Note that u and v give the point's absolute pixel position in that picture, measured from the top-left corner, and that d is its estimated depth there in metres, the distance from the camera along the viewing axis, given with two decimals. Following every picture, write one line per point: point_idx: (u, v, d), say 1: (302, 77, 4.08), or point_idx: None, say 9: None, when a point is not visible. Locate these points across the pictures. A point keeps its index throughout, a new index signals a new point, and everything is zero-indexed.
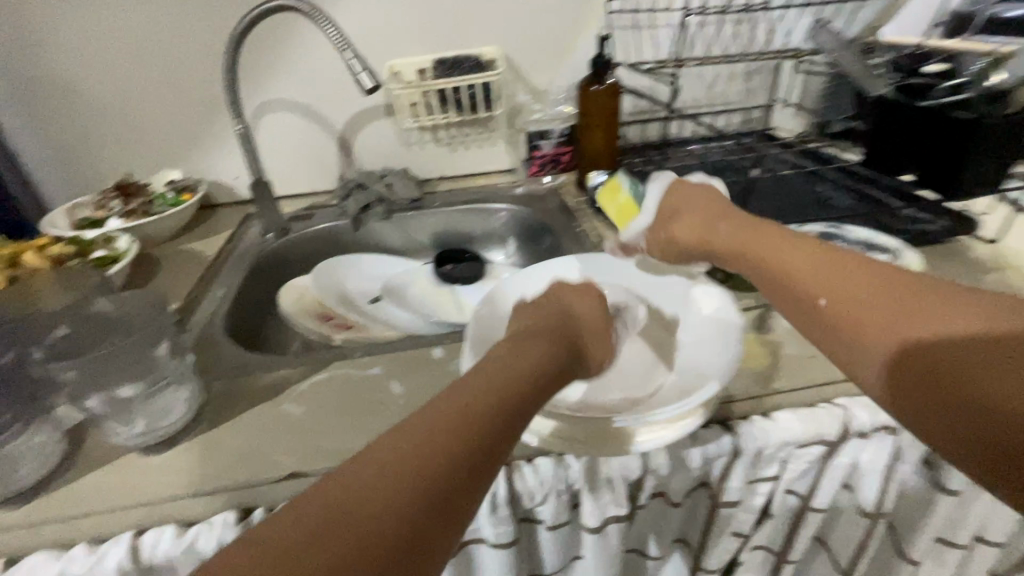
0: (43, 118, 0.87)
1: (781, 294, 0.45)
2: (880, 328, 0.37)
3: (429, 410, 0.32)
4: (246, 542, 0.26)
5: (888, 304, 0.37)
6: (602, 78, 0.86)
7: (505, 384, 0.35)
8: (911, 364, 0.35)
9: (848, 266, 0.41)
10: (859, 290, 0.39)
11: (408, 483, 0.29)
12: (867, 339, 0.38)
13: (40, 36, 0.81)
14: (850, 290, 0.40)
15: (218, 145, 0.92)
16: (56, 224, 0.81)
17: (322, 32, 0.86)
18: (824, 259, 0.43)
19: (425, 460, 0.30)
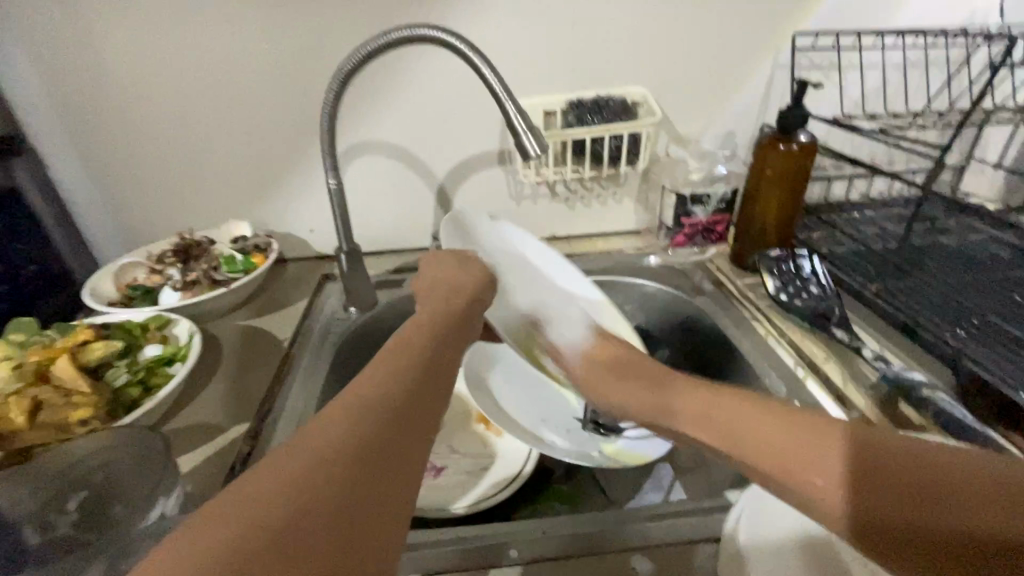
0: (97, 160, 0.72)
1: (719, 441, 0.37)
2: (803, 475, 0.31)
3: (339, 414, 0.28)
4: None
5: (783, 435, 0.32)
6: (793, 136, 0.67)
7: (409, 373, 0.32)
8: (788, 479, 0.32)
9: (712, 418, 0.37)
10: (728, 433, 0.35)
11: (337, 458, 0.26)
12: (786, 480, 0.31)
13: (104, 65, 0.67)
14: (750, 447, 0.33)
15: (295, 192, 0.77)
16: (100, 293, 0.67)
17: (436, 64, 0.69)
18: (706, 413, 0.38)
19: (355, 439, 0.27)
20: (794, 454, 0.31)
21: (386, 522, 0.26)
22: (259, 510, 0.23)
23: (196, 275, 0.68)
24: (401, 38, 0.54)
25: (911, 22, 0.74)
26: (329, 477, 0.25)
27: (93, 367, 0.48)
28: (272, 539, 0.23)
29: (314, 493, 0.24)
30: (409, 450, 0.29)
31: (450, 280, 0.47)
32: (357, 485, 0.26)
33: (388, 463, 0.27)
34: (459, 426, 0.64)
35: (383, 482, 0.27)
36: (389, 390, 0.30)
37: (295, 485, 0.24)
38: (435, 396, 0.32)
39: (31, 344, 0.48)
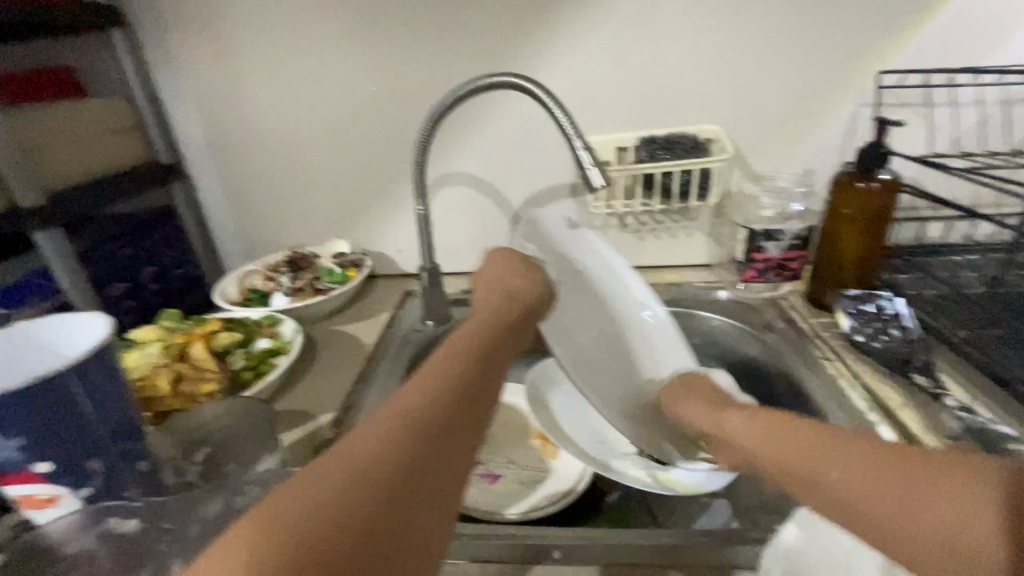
0: (234, 183, 0.87)
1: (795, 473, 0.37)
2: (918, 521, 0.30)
3: (415, 394, 0.32)
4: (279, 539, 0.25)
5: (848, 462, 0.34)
6: (873, 174, 0.66)
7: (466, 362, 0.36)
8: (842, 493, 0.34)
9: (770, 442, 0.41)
10: (805, 480, 0.36)
11: (410, 438, 0.29)
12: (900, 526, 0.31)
13: (246, 107, 0.81)
14: (835, 491, 0.34)
15: (388, 216, 0.87)
16: (226, 294, 0.79)
17: (518, 104, 0.77)
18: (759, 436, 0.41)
19: (404, 434, 0.30)
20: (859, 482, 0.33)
21: (429, 516, 0.29)
22: (319, 499, 0.26)
23: (302, 284, 0.79)
24: (487, 83, 0.61)
25: (1015, 59, 0.70)
26: (381, 475, 0.28)
27: (219, 351, 0.58)
28: (330, 529, 0.25)
29: (363, 490, 0.27)
30: (472, 421, 0.33)
31: (513, 276, 0.52)
32: (404, 483, 0.28)
33: (452, 437, 0.31)
34: (518, 438, 0.68)
35: (429, 479, 0.29)
36: (436, 394, 0.33)
37: (349, 479, 0.27)
38: (485, 397, 0.35)
39: (176, 329, 0.59)
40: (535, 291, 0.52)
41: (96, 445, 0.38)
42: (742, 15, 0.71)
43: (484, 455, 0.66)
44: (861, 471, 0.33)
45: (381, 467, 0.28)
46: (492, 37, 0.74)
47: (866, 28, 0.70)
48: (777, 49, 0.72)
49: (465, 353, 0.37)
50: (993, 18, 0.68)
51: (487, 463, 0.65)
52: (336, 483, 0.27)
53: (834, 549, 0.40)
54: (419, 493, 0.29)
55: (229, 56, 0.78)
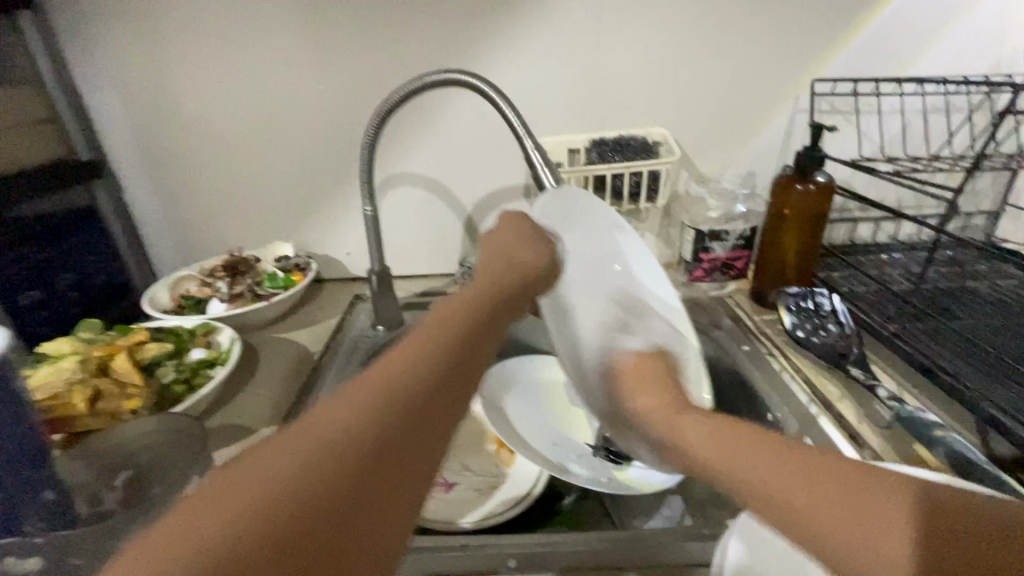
0: (164, 182, 0.81)
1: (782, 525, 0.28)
2: (861, 536, 0.26)
3: (391, 366, 0.29)
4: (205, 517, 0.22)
5: (816, 486, 0.28)
6: (810, 177, 0.69)
7: (456, 331, 0.33)
8: (804, 530, 0.28)
9: (712, 448, 0.34)
10: (802, 506, 0.28)
11: (382, 412, 0.27)
12: (853, 552, 0.26)
13: (177, 99, 0.76)
14: (810, 513, 0.28)
15: (335, 217, 0.83)
16: (157, 301, 0.74)
17: (468, 102, 0.75)
18: (722, 433, 0.35)
19: (374, 408, 0.27)
20: (839, 514, 0.27)
21: (411, 487, 0.26)
22: (282, 468, 0.24)
23: (242, 289, 0.75)
24: (436, 81, 0.60)
25: (932, 71, 0.75)
26: (349, 445, 0.25)
27: (146, 364, 0.54)
28: (290, 506, 0.23)
29: (324, 466, 0.24)
30: (459, 391, 0.30)
31: (517, 242, 0.48)
32: (371, 469, 0.25)
33: (437, 409, 0.29)
34: (474, 443, 0.67)
35: (401, 456, 0.26)
36: (417, 364, 0.29)
37: (316, 451, 0.25)
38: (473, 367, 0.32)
39: (96, 341, 0.54)
40: (539, 264, 0.47)
41: None
42: (688, 22, 0.72)
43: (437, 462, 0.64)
44: (775, 475, 0.30)
45: (344, 441, 0.25)
46: (442, 36, 0.73)
47: (802, 38, 0.73)
48: (720, 55, 0.75)
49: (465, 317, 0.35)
50: (913, 32, 0.73)
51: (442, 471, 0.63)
52: (294, 459, 0.24)
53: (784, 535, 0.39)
54: (394, 463, 0.26)
55: (157, 47, 0.73)
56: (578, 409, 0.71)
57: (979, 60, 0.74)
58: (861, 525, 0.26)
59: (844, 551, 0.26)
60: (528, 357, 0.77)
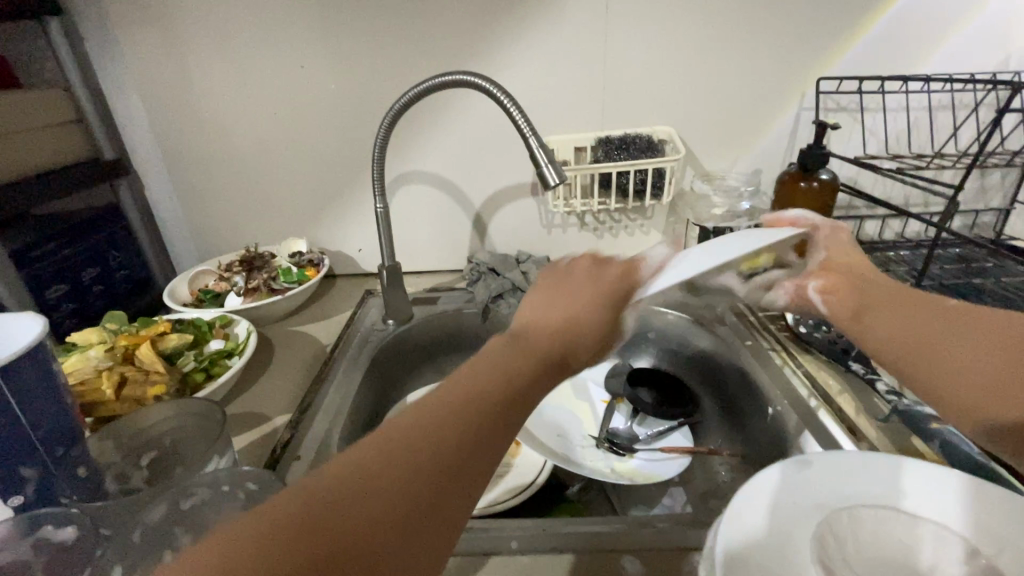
0: (183, 180, 0.84)
1: (911, 363, 0.40)
2: (944, 377, 0.38)
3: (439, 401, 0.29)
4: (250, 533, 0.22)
5: (960, 342, 0.38)
6: (813, 174, 0.70)
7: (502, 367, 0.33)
8: (913, 362, 0.40)
9: (864, 313, 0.46)
10: (932, 358, 0.39)
11: (429, 443, 0.27)
12: (946, 385, 0.38)
13: (196, 100, 0.79)
14: (920, 351, 0.40)
15: (347, 214, 0.86)
16: (177, 294, 0.77)
17: (476, 101, 0.77)
18: (876, 294, 0.46)
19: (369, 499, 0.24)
20: (944, 353, 0.38)
21: (451, 521, 0.26)
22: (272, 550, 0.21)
23: (257, 283, 0.78)
24: (445, 81, 0.61)
25: (939, 68, 0.75)
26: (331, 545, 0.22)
27: (167, 353, 0.57)
28: (332, 531, 0.23)
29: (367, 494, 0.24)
30: (504, 428, 0.30)
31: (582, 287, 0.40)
32: (411, 500, 0.25)
33: (481, 446, 0.28)
34: None
35: (445, 490, 0.26)
36: (428, 454, 0.27)
37: (361, 479, 0.25)
38: (519, 402, 0.32)
39: (121, 331, 0.57)
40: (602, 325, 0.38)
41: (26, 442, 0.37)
42: (693, 21, 0.73)
43: None
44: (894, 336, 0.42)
45: (330, 539, 0.22)
46: (451, 37, 0.75)
47: (808, 36, 0.74)
48: (726, 54, 0.75)
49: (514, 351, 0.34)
50: (920, 30, 0.73)
51: None
52: (339, 485, 0.24)
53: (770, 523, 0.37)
54: (435, 494, 0.26)
55: (177, 50, 0.76)
56: (580, 402, 0.73)
57: (988, 57, 0.74)
58: (958, 361, 0.38)
59: (929, 383, 0.39)
60: None
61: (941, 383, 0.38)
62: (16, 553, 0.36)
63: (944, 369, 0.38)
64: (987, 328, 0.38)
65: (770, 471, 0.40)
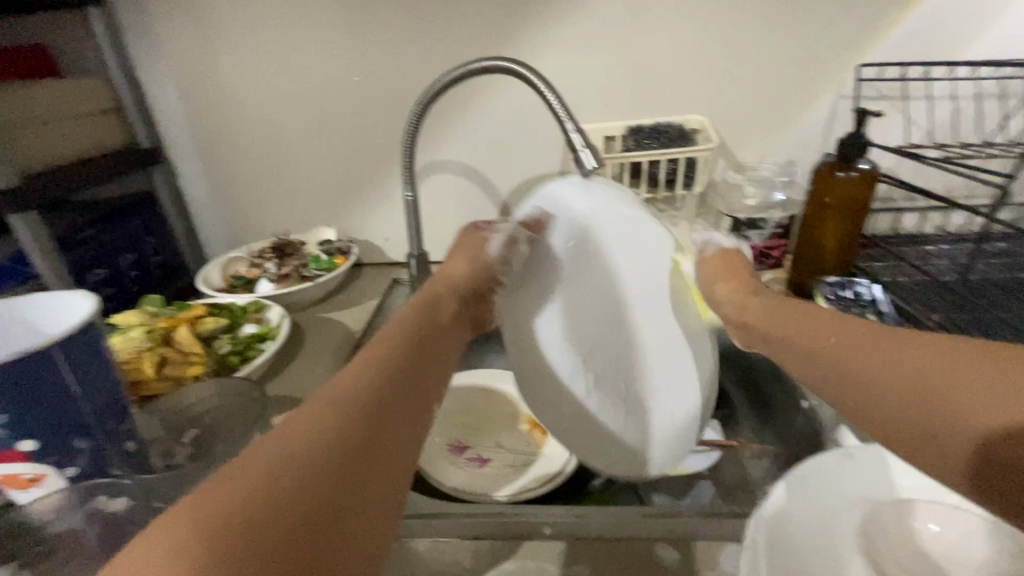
0: (215, 168, 0.85)
1: (919, 415, 0.29)
2: (940, 426, 0.28)
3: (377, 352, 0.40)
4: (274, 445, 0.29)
5: (900, 369, 0.31)
6: (852, 165, 0.68)
7: (417, 333, 0.45)
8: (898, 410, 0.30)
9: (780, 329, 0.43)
10: (866, 393, 0.32)
11: (380, 375, 0.37)
12: (938, 431, 0.28)
13: (228, 88, 0.79)
14: (900, 392, 0.30)
15: (375, 203, 0.86)
16: (210, 280, 0.78)
17: (505, 90, 0.76)
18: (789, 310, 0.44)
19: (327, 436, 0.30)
20: (907, 388, 0.30)
21: (416, 423, 0.36)
22: (302, 454, 0.29)
23: (288, 270, 0.79)
24: (477, 67, 0.61)
25: (990, 54, 0.72)
26: (348, 446, 0.31)
27: (204, 336, 0.58)
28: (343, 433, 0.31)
29: (356, 403, 0.33)
30: (431, 371, 0.42)
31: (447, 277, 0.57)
32: (386, 409, 0.35)
33: (418, 376, 0.40)
34: (507, 423, 0.68)
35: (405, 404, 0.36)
36: (386, 384, 0.36)
37: (350, 399, 0.33)
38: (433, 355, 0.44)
39: (159, 314, 0.59)
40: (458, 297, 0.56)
41: (80, 417, 0.38)
42: (729, 8, 0.72)
43: (462, 435, 0.66)
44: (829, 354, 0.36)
45: (347, 443, 0.31)
46: (483, 23, 0.74)
47: (851, 21, 0.72)
48: (761, 41, 0.74)
49: (415, 321, 0.46)
50: (970, 14, 0.70)
51: (465, 441, 0.66)
52: (332, 402, 0.33)
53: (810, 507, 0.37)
54: (401, 405, 0.36)
55: (212, 38, 0.76)
56: None
57: None
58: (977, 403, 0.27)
59: (864, 423, 0.32)
60: None
61: (939, 433, 0.28)
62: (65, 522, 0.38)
63: (950, 421, 0.28)
64: (880, 340, 0.33)
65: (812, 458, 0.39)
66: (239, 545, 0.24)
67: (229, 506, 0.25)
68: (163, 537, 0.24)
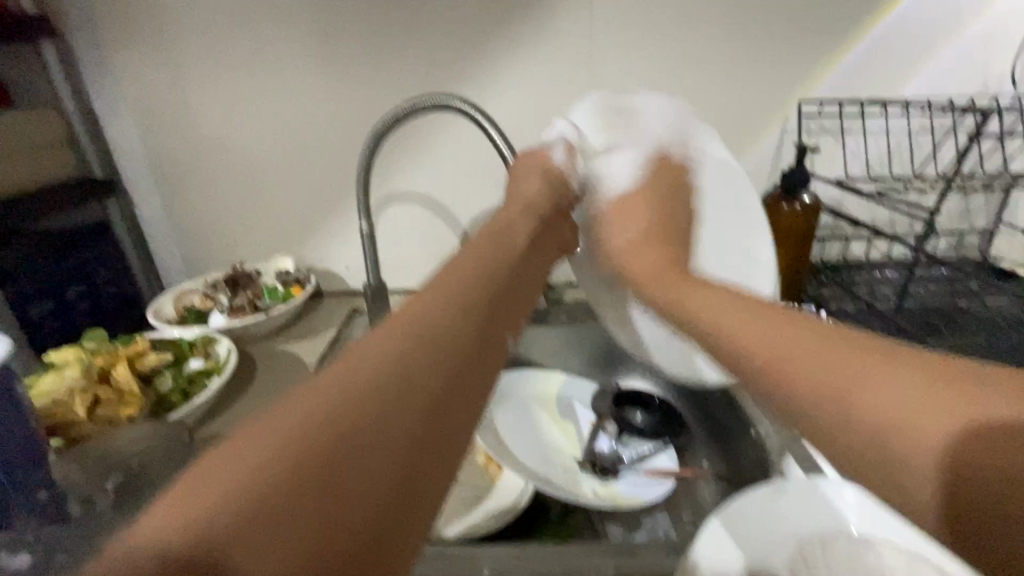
0: (171, 198, 0.84)
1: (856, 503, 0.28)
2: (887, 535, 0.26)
3: (447, 296, 0.34)
4: (309, 409, 0.26)
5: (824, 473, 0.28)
6: (795, 197, 0.70)
7: (495, 268, 0.39)
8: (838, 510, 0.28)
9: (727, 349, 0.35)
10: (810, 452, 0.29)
11: (445, 332, 0.31)
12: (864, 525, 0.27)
13: (186, 118, 0.79)
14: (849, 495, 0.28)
15: (337, 234, 0.86)
16: (161, 312, 0.77)
17: (462, 124, 0.78)
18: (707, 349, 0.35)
19: (389, 377, 0.28)
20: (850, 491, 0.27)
21: (474, 397, 0.31)
22: (329, 432, 0.25)
23: (241, 302, 0.78)
24: (429, 103, 0.62)
25: (921, 93, 0.77)
26: (384, 434, 0.26)
27: (145, 373, 0.56)
28: (379, 410, 0.26)
29: (410, 373, 0.29)
30: (504, 325, 0.36)
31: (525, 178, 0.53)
32: (439, 384, 0.29)
33: (492, 330, 0.34)
34: (463, 457, 0.67)
35: (464, 379, 0.30)
36: (447, 339, 0.31)
37: (400, 363, 0.29)
38: (506, 301, 0.37)
39: (99, 350, 0.57)
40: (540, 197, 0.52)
41: None
42: (677, 47, 0.75)
43: None
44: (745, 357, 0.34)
45: (385, 427, 0.26)
46: (441, 59, 0.76)
47: (792, 60, 0.75)
48: (709, 79, 0.77)
49: (496, 253, 0.41)
50: (901, 55, 0.74)
51: None
52: (386, 362, 0.28)
53: (757, 538, 0.38)
54: (463, 376, 0.30)
55: (171, 70, 0.77)
56: (567, 423, 0.73)
57: (968, 81, 0.75)
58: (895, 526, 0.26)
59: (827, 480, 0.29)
60: (522, 374, 0.78)
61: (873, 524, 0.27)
62: None
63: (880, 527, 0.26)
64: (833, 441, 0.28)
65: (742, 498, 0.39)
66: (307, 479, 0.23)
67: (238, 484, 0.22)
68: (223, 465, 0.23)
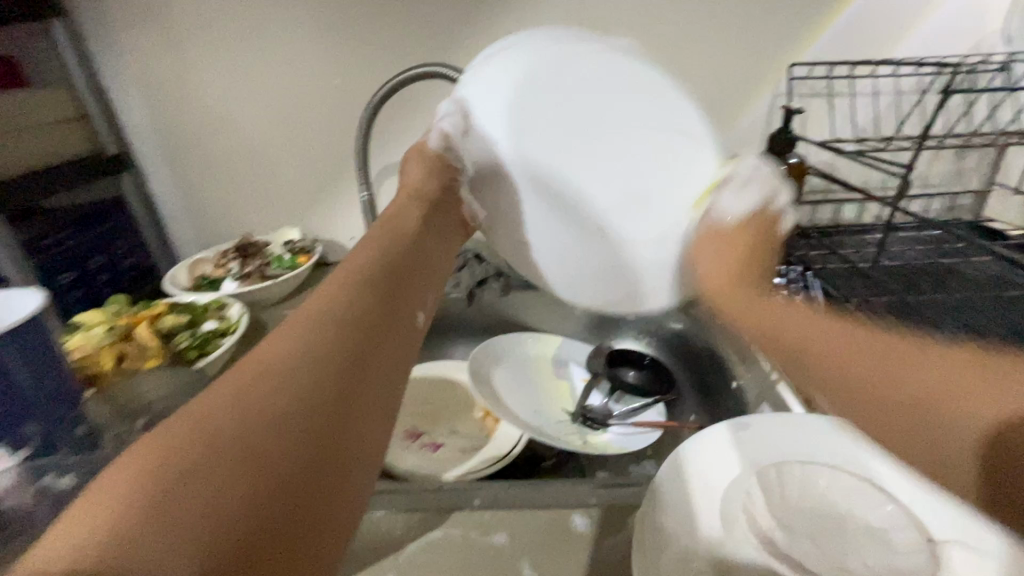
0: (180, 173, 0.88)
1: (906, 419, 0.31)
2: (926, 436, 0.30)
3: (335, 297, 0.35)
4: (202, 415, 0.26)
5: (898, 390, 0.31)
6: (782, 158, 0.72)
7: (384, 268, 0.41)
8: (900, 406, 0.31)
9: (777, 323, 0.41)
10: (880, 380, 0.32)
11: (338, 320, 0.33)
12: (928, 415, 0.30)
13: (191, 94, 0.82)
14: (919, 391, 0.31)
15: (340, 205, 0.89)
16: (176, 281, 0.81)
17: (457, 93, 0.80)
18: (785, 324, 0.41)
19: (293, 372, 0.29)
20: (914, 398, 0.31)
21: (388, 372, 0.33)
22: (244, 424, 0.25)
23: (251, 270, 0.82)
24: (421, 72, 0.64)
25: (911, 53, 0.77)
26: (296, 416, 0.27)
27: (165, 333, 0.61)
28: (287, 395, 0.28)
29: (311, 361, 0.30)
30: (401, 309, 0.38)
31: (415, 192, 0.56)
32: (346, 367, 0.31)
33: (391, 317, 0.37)
34: (463, 412, 0.72)
35: (369, 356, 0.33)
36: (342, 324, 0.33)
37: (302, 356, 0.30)
38: (398, 290, 0.40)
39: (123, 313, 0.62)
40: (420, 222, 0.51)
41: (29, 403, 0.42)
42: (668, 13, 0.76)
43: (416, 423, 0.70)
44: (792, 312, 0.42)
45: (294, 412, 0.27)
46: (434, 30, 0.78)
47: (782, 22, 0.76)
48: (700, 45, 0.78)
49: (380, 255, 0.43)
50: (891, 15, 0.75)
51: (421, 429, 0.69)
52: (292, 356, 0.30)
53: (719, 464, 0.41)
54: (368, 355, 0.33)
55: (175, 46, 0.79)
56: (561, 382, 0.77)
57: (960, 40, 0.75)
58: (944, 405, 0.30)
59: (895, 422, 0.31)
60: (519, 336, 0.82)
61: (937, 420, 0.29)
62: (22, 497, 0.41)
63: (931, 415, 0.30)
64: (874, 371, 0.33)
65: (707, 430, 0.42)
66: (210, 471, 0.23)
67: (141, 497, 0.22)
68: (114, 485, 0.22)
